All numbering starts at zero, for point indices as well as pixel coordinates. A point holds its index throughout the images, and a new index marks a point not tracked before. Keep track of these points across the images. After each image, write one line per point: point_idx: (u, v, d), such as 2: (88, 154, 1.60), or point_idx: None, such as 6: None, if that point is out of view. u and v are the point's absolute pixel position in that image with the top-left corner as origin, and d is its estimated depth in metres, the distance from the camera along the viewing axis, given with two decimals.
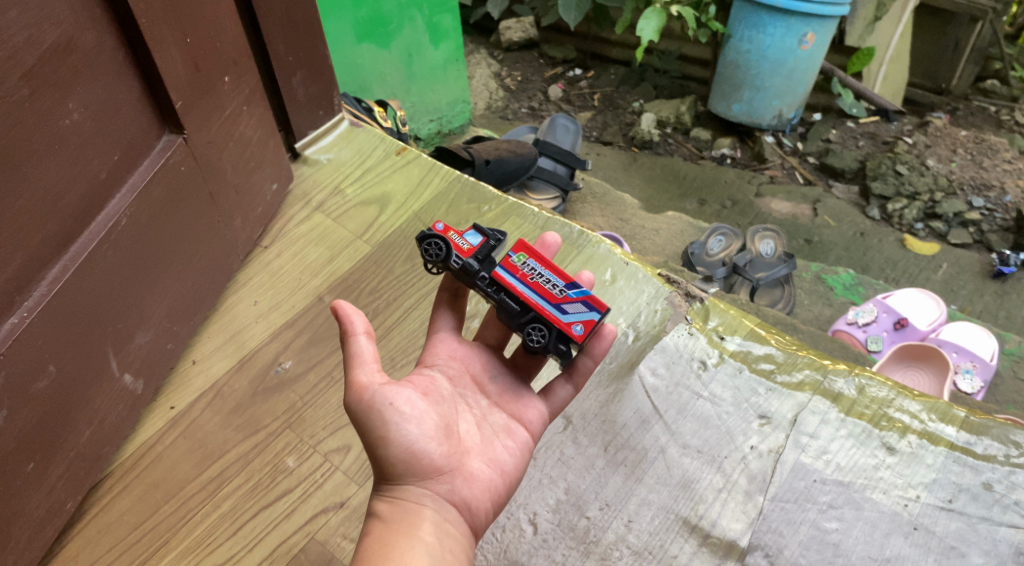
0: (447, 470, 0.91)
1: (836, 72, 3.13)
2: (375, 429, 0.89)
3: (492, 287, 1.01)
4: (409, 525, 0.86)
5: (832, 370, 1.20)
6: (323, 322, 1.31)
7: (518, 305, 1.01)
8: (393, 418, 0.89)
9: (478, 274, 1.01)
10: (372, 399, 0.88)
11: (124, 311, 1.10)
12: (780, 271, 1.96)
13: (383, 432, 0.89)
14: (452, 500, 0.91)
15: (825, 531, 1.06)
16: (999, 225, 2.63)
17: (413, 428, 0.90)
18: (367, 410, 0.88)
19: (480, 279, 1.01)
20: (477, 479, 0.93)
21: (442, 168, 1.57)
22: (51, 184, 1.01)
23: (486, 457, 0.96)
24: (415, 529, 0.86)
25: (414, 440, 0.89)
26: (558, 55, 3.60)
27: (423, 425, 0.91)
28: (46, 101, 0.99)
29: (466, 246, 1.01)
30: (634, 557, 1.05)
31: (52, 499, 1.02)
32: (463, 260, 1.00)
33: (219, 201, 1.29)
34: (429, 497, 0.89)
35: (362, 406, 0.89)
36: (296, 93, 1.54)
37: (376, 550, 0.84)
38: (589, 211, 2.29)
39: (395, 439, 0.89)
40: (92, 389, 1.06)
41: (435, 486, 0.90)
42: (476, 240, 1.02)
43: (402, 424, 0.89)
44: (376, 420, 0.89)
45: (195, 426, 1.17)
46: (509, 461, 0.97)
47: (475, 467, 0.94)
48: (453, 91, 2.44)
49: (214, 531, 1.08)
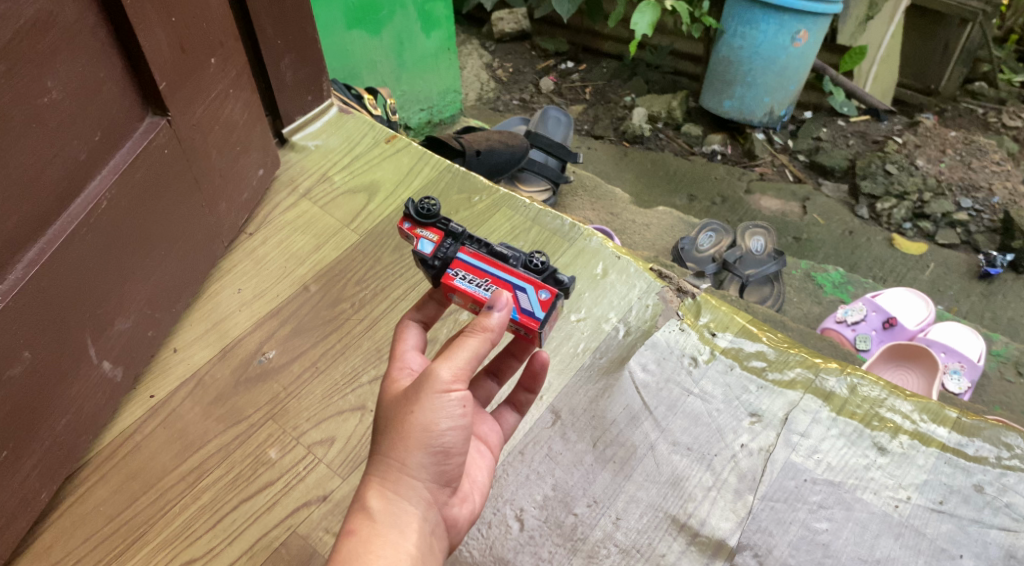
0: (451, 485, 0.89)
1: (827, 70, 3.13)
2: (428, 421, 0.84)
3: (477, 244, 0.97)
4: (397, 533, 0.82)
5: (824, 369, 1.19)
6: (308, 311, 1.28)
7: (504, 258, 0.96)
8: (449, 421, 0.85)
9: (464, 238, 0.97)
10: (447, 395, 0.84)
11: (103, 296, 1.07)
12: (770, 268, 1.97)
13: (431, 425, 0.84)
14: (443, 515, 0.88)
15: (815, 531, 1.05)
16: (986, 227, 2.64)
17: (456, 436, 0.86)
18: (434, 400, 0.84)
19: (467, 240, 0.97)
20: (467, 499, 0.93)
21: (431, 157, 1.55)
22: (28, 163, 0.97)
23: (470, 479, 0.94)
24: (403, 539, 0.82)
25: (451, 447, 0.86)
26: (551, 48, 3.57)
27: (468, 433, 0.87)
28: (24, 78, 0.95)
29: (433, 239, 0.96)
30: (621, 555, 1.03)
31: (26, 488, 0.99)
32: (441, 226, 0.97)
33: (203, 185, 1.26)
34: (426, 506, 0.86)
35: (432, 395, 0.83)
36: (283, 76, 1.50)
37: (360, 555, 0.80)
38: (580, 204, 2.27)
39: (438, 439, 0.85)
40: (70, 376, 1.03)
41: (435, 496, 0.87)
42: (429, 243, 0.96)
43: (447, 430, 0.85)
44: (434, 415, 0.84)
45: (175, 416, 1.14)
46: (484, 483, 0.96)
47: (464, 489, 0.93)
48: (444, 80, 2.41)
49: (194, 524, 1.05)
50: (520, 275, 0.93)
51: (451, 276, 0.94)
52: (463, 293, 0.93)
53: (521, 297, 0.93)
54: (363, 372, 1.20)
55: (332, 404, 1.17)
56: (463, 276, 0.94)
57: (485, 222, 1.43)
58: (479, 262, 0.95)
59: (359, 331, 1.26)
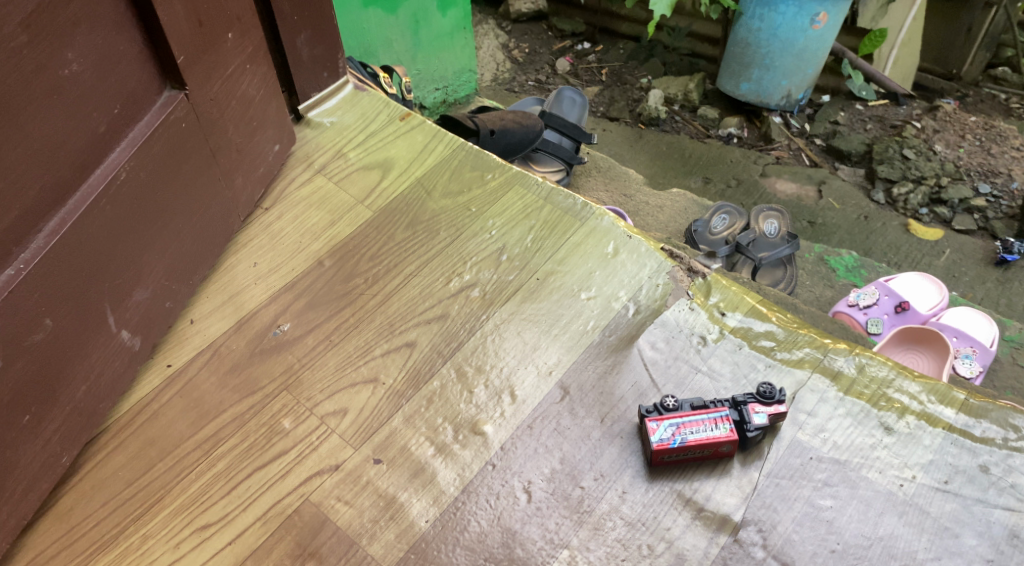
0: None
1: (847, 53, 3.10)
2: None
3: (743, 430, 1.09)
4: None
5: (832, 349, 1.20)
6: (323, 286, 1.30)
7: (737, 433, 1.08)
8: None
9: (749, 428, 1.08)
10: None
11: (121, 266, 1.09)
12: (783, 251, 1.97)
13: None
14: None
15: (819, 508, 1.05)
16: (1004, 213, 2.62)
17: None
18: None
19: (750, 430, 1.08)
20: None
21: (445, 135, 1.56)
22: (49, 135, 0.99)
23: None
24: None
25: None
26: (567, 28, 3.56)
27: None
28: (45, 49, 0.96)
29: (758, 414, 1.09)
30: (626, 527, 1.04)
31: (47, 452, 1.01)
32: (752, 429, 1.08)
33: (220, 159, 1.28)
34: None
35: None
36: (300, 53, 1.52)
37: None
38: (593, 185, 2.27)
39: None
40: (88, 344, 1.05)
41: None
42: (763, 417, 1.09)
43: None
44: None
45: (192, 386, 1.16)
46: None
47: None
48: (459, 59, 2.42)
49: (209, 490, 1.07)
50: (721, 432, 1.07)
51: (729, 417, 1.09)
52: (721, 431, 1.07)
53: (702, 432, 1.07)
54: (375, 345, 1.22)
55: (345, 375, 1.19)
56: (721, 425, 1.08)
57: (498, 200, 1.44)
58: (727, 432, 1.07)
59: (372, 306, 1.28)
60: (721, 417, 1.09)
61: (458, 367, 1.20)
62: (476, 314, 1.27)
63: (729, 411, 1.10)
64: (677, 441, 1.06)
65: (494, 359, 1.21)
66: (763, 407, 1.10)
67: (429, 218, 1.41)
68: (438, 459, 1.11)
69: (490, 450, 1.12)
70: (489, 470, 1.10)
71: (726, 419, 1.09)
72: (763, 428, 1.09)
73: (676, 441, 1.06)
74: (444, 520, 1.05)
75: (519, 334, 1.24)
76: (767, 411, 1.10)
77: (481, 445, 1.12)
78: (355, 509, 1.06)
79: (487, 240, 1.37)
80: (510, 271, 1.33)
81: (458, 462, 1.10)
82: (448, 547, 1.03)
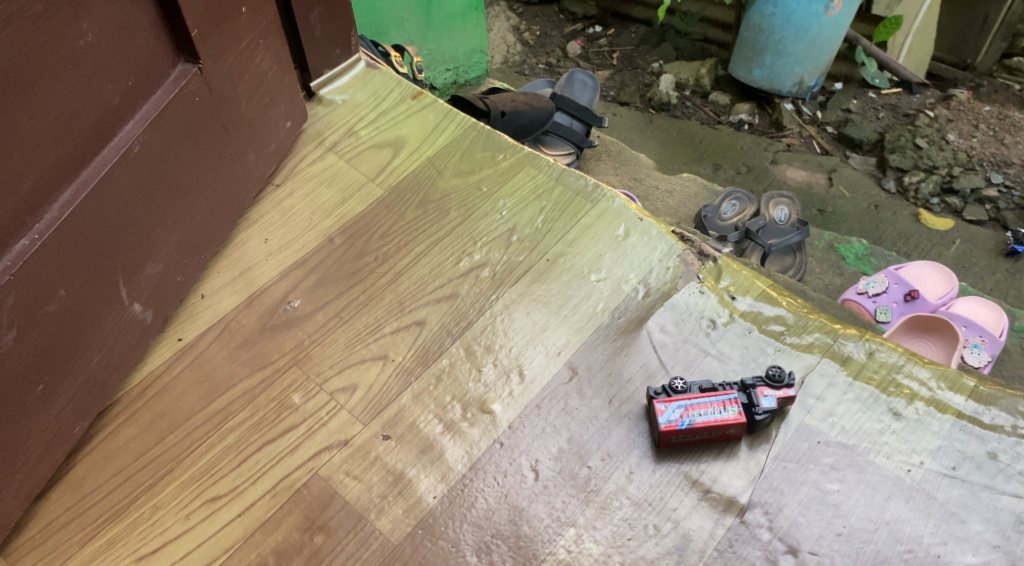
0: None
1: (861, 40, 3.10)
2: None
3: (752, 412, 1.09)
4: None
5: (843, 335, 1.20)
6: (332, 263, 1.30)
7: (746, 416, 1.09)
8: None
9: (757, 412, 1.09)
10: None
11: (133, 239, 1.10)
12: (792, 238, 1.97)
13: None
14: None
15: (826, 492, 1.06)
16: (1016, 203, 2.60)
17: None
18: None
19: (759, 414, 1.08)
20: None
21: (457, 115, 1.55)
22: (64, 106, 0.99)
23: None
24: None
25: None
26: (579, 10, 3.50)
27: None
28: (60, 20, 0.96)
29: (767, 397, 1.10)
30: (633, 507, 1.05)
31: (61, 422, 1.02)
32: (760, 411, 1.08)
33: (232, 134, 1.28)
34: None
35: None
36: (312, 29, 1.50)
37: None
38: (603, 168, 2.26)
39: None
40: (100, 317, 1.06)
41: None
42: (772, 400, 1.09)
43: None
44: None
45: (202, 359, 1.17)
46: None
47: None
48: (471, 40, 2.41)
49: (219, 463, 1.07)
50: (730, 415, 1.07)
51: (738, 400, 1.09)
52: (729, 415, 1.07)
53: (713, 415, 1.07)
54: (385, 323, 1.23)
55: (354, 352, 1.19)
56: (729, 409, 1.08)
57: (509, 179, 1.44)
58: (735, 415, 1.07)
59: (382, 284, 1.28)
60: (730, 400, 1.09)
61: (467, 346, 1.21)
62: (485, 294, 1.27)
63: (738, 395, 1.10)
64: (688, 423, 1.06)
65: (503, 339, 1.21)
66: (771, 390, 1.10)
67: (440, 197, 1.41)
68: (446, 437, 1.11)
69: (498, 428, 1.12)
70: (497, 448, 1.10)
71: (736, 402, 1.09)
72: (771, 410, 1.09)
73: (686, 425, 1.06)
74: (451, 497, 1.06)
75: (528, 315, 1.24)
76: (775, 394, 1.10)
77: (490, 424, 1.12)
78: (363, 484, 1.07)
79: (498, 220, 1.37)
80: (520, 252, 1.33)
81: (466, 440, 1.11)
82: (456, 523, 1.04)
